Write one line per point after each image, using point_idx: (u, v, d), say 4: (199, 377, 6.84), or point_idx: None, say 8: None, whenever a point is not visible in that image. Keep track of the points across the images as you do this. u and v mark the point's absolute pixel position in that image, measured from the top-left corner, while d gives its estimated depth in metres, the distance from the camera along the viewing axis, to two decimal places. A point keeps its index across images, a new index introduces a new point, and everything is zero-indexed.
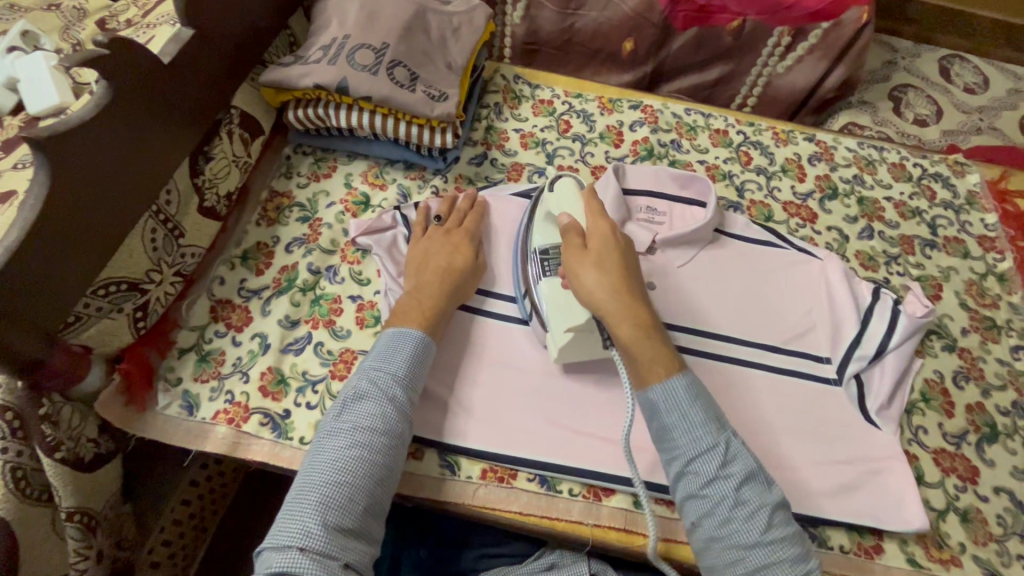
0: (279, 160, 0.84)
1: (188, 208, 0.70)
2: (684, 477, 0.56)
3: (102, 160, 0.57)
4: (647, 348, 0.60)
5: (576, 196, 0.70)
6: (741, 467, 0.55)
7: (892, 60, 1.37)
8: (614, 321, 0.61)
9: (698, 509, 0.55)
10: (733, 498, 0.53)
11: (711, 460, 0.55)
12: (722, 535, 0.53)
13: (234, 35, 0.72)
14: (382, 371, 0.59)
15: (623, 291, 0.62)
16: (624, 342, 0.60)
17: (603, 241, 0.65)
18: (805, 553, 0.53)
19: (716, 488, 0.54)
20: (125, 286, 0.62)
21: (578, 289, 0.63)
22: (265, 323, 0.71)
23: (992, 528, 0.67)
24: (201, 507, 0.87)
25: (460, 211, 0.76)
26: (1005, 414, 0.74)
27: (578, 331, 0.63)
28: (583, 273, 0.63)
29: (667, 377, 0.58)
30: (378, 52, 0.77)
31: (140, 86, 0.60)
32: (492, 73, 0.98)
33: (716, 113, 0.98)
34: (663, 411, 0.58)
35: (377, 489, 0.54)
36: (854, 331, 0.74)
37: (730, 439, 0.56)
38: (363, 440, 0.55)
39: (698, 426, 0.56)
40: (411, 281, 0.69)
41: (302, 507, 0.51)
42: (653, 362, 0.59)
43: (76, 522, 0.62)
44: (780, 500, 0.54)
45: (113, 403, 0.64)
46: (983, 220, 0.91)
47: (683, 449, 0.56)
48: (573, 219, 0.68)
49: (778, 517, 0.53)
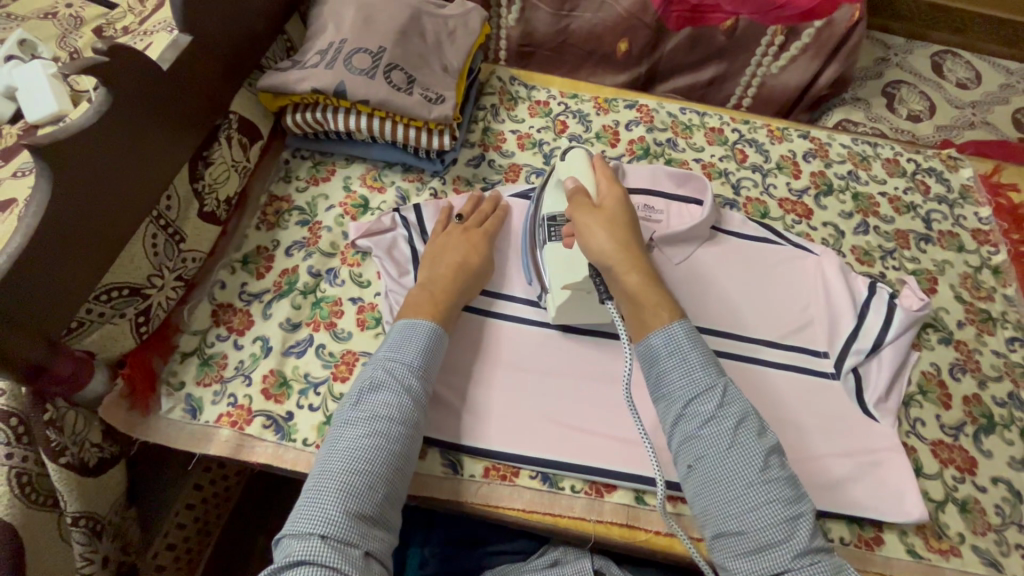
0: (278, 165, 0.85)
1: (188, 214, 0.70)
2: (681, 421, 0.57)
3: (103, 166, 0.57)
4: (651, 297, 0.62)
5: (586, 165, 0.71)
6: (738, 409, 0.55)
7: (885, 57, 1.38)
8: (622, 272, 0.62)
9: (692, 450, 0.55)
10: (729, 438, 0.54)
11: (707, 402, 0.56)
12: (715, 475, 0.53)
13: (231, 42, 0.73)
14: (397, 361, 0.60)
15: (627, 245, 0.64)
16: (631, 293, 0.62)
17: (611, 203, 0.67)
18: (799, 496, 0.53)
19: (711, 428, 0.55)
20: (127, 292, 0.63)
21: (586, 243, 0.64)
22: (267, 326, 0.71)
23: (990, 518, 0.67)
24: (206, 511, 0.88)
25: (483, 213, 0.77)
26: (1002, 405, 0.75)
27: (575, 290, 0.67)
28: (591, 228, 0.64)
29: (669, 326, 0.60)
30: (374, 56, 0.78)
31: (140, 92, 0.60)
32: (488, 75, 0.99)
33: (711, 112, 0.99)
34: (662, 358, 0.59)
35: (395, 477, 0.54)
36: (851, 325, 0.75)
37: (727, 384, 0.57)
38: (381, 428, 0.55)
39: (696, 369, 0.57)
40: (424, 273, 0.70)
41: (322, 495, 0.51)
42: (657, 308, 0.61)
43: (81, 526, 0.62)
44: (773, 445, 0.54)
45: (116, 407, 0.64)
46: (977, 214, 0.92)
47: (679, 391, 0.57)
48: (578, 182, 0.70)
49: (773, 461, 0.54)
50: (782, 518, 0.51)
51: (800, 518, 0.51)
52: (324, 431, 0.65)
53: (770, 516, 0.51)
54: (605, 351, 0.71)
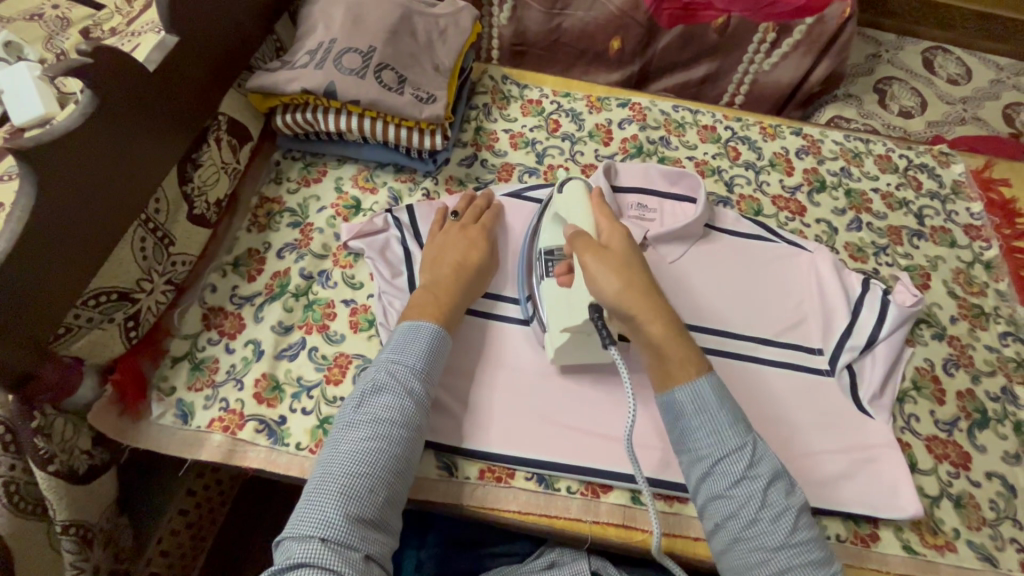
0: (269, 167, 0.84)
1: (177, 217, 0.69)
2: (708, 479, 0.55)
3: (90, 170, 0.56)
4: (675, 349, 0.58)
5: (584, 200, 0.68)
6: (769, 468, 0.54)
7: (876, 54, 1.38)
8: (646, 323, 0.58)
9: (722, 511, 0.54)
10: (760, 500, 0.53)
11: (738, 462, 0.54)
12: (746, 537, 0.53)
13: (219, 43, 0.72)
14: (399, 364, 0.59)
15: (644, 289, 0.60)
16: (655, 344, 0.59)
17: (618, 241, 0.63)
18: (826, 556, 0.53)
19: (743, 489, 0.53)
20: (115, 296, 0.62)
21: (600, 293, 0.59)
22: (258, 330, 0.70)
23: (985, 513, 0.67)
24: (200, 516, 0.87)
25: (478, 207, 0.77)
26: (995, 400, 0.75)
27: (574, 333, 0.63)
28: (602, 271, 0.59)
29: (695, 379, 0.57)
30: (364, 56, 0.77)
31: (127, 94, 0.59)
32: (480, 74, 0.98)
33: (704, 110, 0.99)
34: (689, 414, 0.57)
35: (396, 481, 0.54)
36: (845, 322, 0.75)
37: (757, 440, 0.56)
38: (382, 431, 0.55)
39: (726, 428, 0.55)
40: (425, 276, 0.69)
41: (323, 498, 0.50)
42: (682, 363, 0.58)
43: (71, 535, 0.62)
44: (802, 503, 0.54)
45: (105, 414, 0.63)
46: (968, 209, 0.92)
47: (708, 450, 0.56)
48: (577, 228, 0.66)
49: (802, 520, 0.53)
50: None
51: None
52: (317, 434, 0.65)
53: None
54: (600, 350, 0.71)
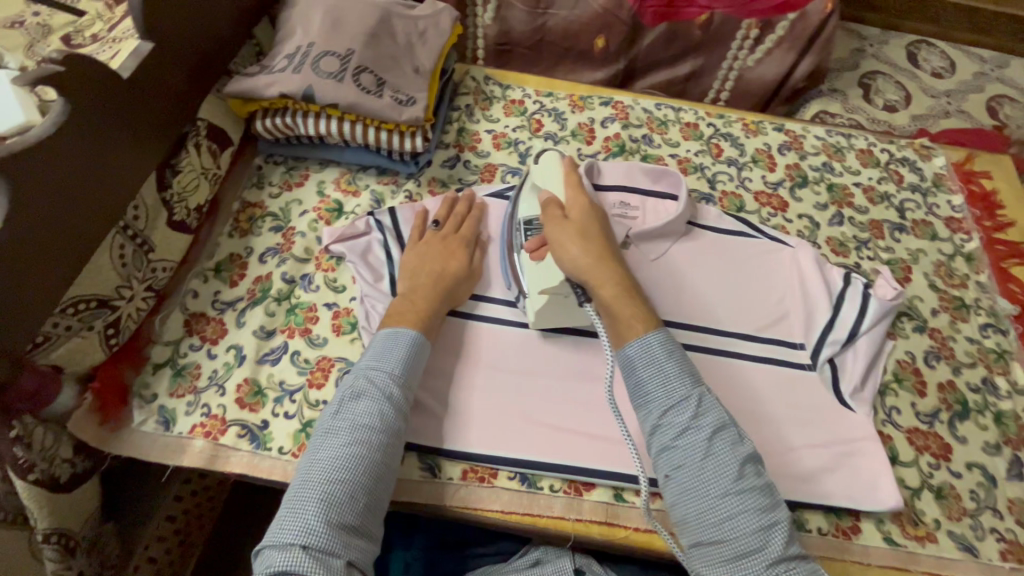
0: (250, 171, 0.84)
1: (156, 223, 0.69)
2: (658, 431, 0.57)
3: (64, 177, 0.56)
4: (627, 308, 0.62)
5: (557, 171, 0.73)
6: (713, 419, 0.56)
7: (861, 48, 1.39)
8: (595, 284, 0.63)
9: (671, 460, 0.56)
10: (704, 448, 0.55)
11: (683, 412, 0.57)
12: (693, 484, 0.54)
13: (196, 49, 0.72)
14: (378, 370, 0.59)
15: (602, 254, 0.64)
16: (605, 304, 0.63)
17: (579, 210, 0.68)
18: (773, 504, 0.54)
19: (687, 438, 0.56)
20: (94, 304, 0.62)
21: (558, 256, 0.65)
22: (240, 335, 0.70)
23: (965, 504, 0.68)
24: (187, 522, 0.87)
25: (459, 214, 0.76)
26: (975, 391, 0.76)
27: (552, 295, 0.67)
28: (562, 238, 0.65)
29: (645, 335, 0.60)
30: (342, 59, 0.77)
31: (101, 100, 0.59)
32: (462, 75, 0.98)
33: (686, 107, 0.99)
34: (639, 368, 0.60)
35: (377, 486, 0.54)
36: (827, 317, 0.75)
37: (704, 393, 0.58)
38: (361, 437, 0.55)
39: (672, 380, 0.58)
40: (404, 284, 0.69)
41: (303, 506, 0.51)
42: (631, 320, 0.62)
43: (53, 543, 0.63)
44: (750, 454, 0.56)
45: (87, 422, 0.63)
46: (949, 202, 0.93)
47: (657, 401, 0.58)
48: (551, 194, 0.71)
49: (749, 470, 0.55)
50: (759, 527, 0.52)
51: (776, 526, 0.53)
52: (300, 438, 0.65)
53: (747, 526, 0.52)
54: (582, 349, 0.71)
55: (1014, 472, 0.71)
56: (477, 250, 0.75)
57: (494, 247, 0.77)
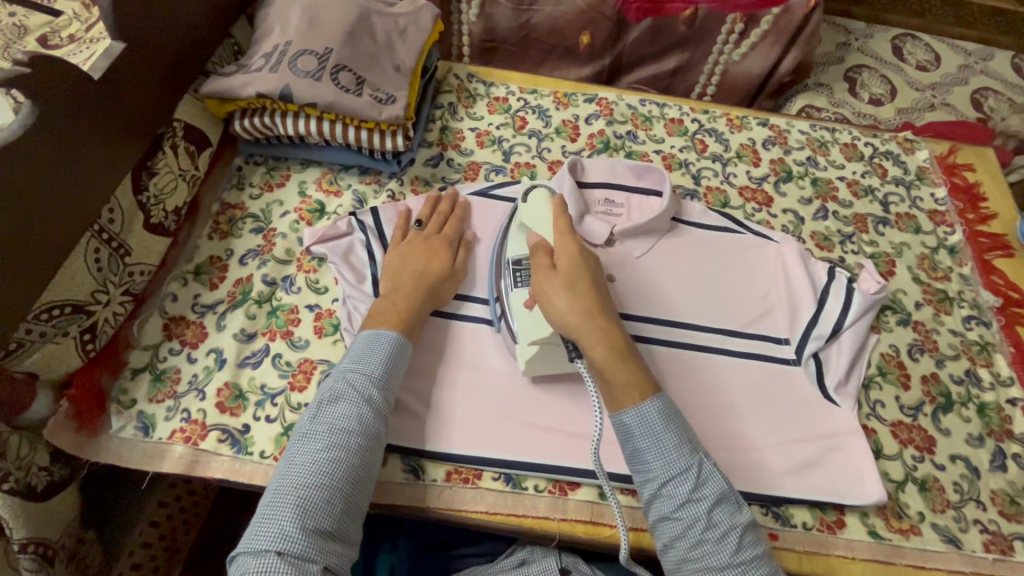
0: (230, 171, 0.83)
1: (132, 226, 0.68)
2: (657, 500, 0.56)
3: (34, 183, 0.55)
4: (623, 373, 0.58)
5: (546, 211, 0.68)
6: (713, 490, 0.55)
7: (847, 42, 1.39)
8: (588, 344, 0.59)
9: (669, 531, 0.55)
10: (704, 522, 0.54)
11: (684, 483, 0.55)
12: (693, 557, 0.54)
13: (170, 48, 0.71)
14: (357, 372, 0.59)
15: (596, 312, 0.60)
16: (598, 365, 0.58)
17: (570, 257, 0.63)
18: (771, 573, 0.54)
19: (687, 510, 0.54)
20: (69, 309, 0.61)
21: (548, 311, 0.60)
22: (220, 338, 0.69)
23: (948, 496, 0.68)
24: (172, 527, 0.86)
25: (442, 213, 0.76)
26: (959, 383, 0.76)
27: (543, 344, 0.63)
28: (553, 293, 0.60)
29: (641, 403, 0.57)
30: (321, 57, 0.76)
31: (71, 103, 0.58)
32: (445, 73, 0.98)
33: (671, 103, 0.99)
34: (636, 436, 0.57)
35: (355, 491, 0.54)
36: (811, 311, 0.75)
37: (703, 460, 0.56)
38: (339, 441, 0.54)
39: (671, 450, 0.56)
40: (386, 284, 0.69)
41: (279, 511, 0.50)
42: (626, 386, 0.58)
43: (30, 553, 0.61)
44: (749, 521, 0.55)
45: (63, 428, 0.62)
46: (933, 194, 0.93)
47: (656, 472, 0.56)
48: (540, 237, 0.66)
49: (748, 539, 0.54)
50: None
51: None
52: (281, 441, 0.64)
53: None
54: None
55: (997, 463, 0.71)
56: (460, 250, 0.74)
57: (477, 246, 0.76)
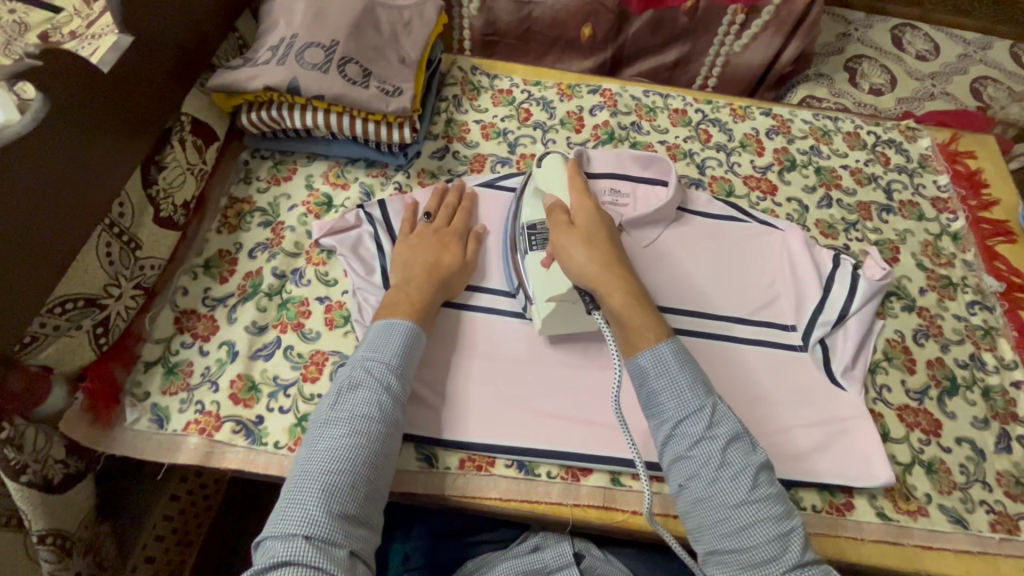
0: (237, 165, 0.83)
1: (143, 220, 0.69)
2: (671, 441, 0.56)
3: (46, 174, 0.55)
4: (638, 317, 0.60)
5: (561, 173, 0.71)
6: (728, 429, 0.55)
7: (846, 32, 1.39)
8: (605, 292, 0.61)
9: (685, 471, 0.55)
10: (719, 459, 0.54)
11: (698, 422, 0.56)
12: (709, 495, 0.54)
13: (176, 42, 0.71)
14: (375, 361, 0.59)
15: (610, 263, 0.63)
16: (614, 312, 0.61)
17: (585, 214, 0.66)
18: (789, 511, 0.54)
19: (702, 448, 0.55)
20: (83, 303, 0.61)
21: (565, 263, 0.63)
22: (232, 331, 0.70)
23: (955, 477, 0.69)
24: (186, 521, 0.87)
25: (449, 205, 0.76)
26: (963, 367, 0.77)
27: (560, 301, 0.66)
28: (569, 246, 0.63)
29: (657, 345, 0.59)
30: (327, 50, 0.76)
31: (80, 95, 0.58)
32: (448, 66, 0.98)
33: (674, 93, 0.99)
34: (652, 378, 0.58)
35: (377, 475, 0.54)
36: (817, 298, 0.76)
37: (717, 402, 0.57)
38: (360, 427, 0.55)
39: (685, 390, 0.57)
40: (397, 276, 0.69)
41: (304, 496, 0.50)
42: (641, 330, 0.60)
43: (49, 544, 0.63)
44: (764, 462, 0.55)
45: (78, 422, 0.62)
46: (935, 182, 0.94)
47: (671, 412, 0.57)
48: (555, 197, 0.69)
49: (763, 478, 0.54)
50: (775, 535, 0.52)
51: (792, 534, 0.52)
52: (296, 432, 0.65)
53: (765, 534, 0.52)
54: (576, 336, 0.71)
55: (1002, 445, 0.72)
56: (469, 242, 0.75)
57: (488, 237, 0.77)
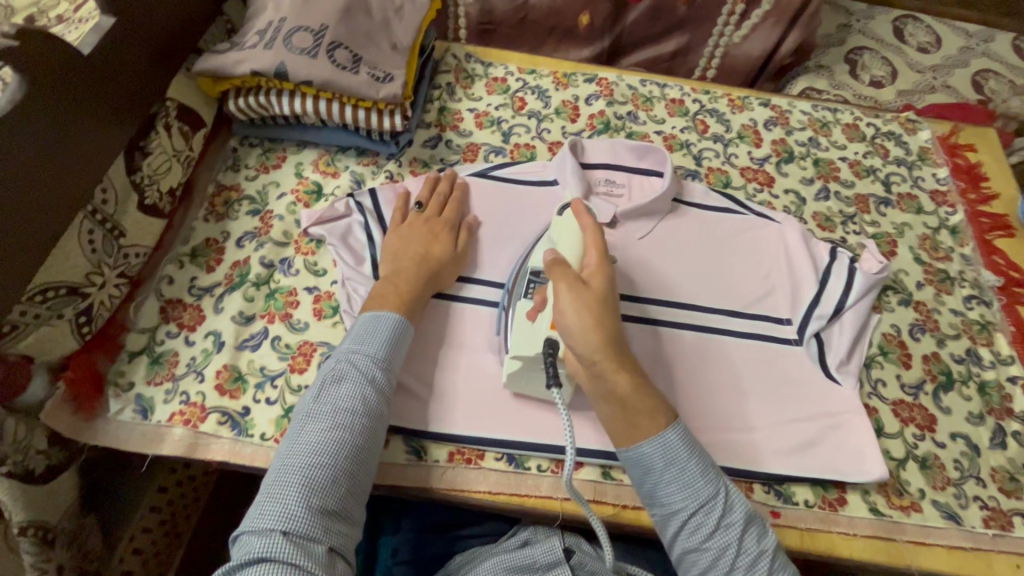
0: (225, 153, 0.81)
1: (127, 207, 0.67)
2: (682, 532, 0.54)
3: (26, 158, 0.54)
4: (643, 401, 0.56)
5: (575, 229, 0.65)
6: (741, 515, 0.54)
7: (847, 23, 1.37)
8: (610, 371, 0.56)
9: (698, 563, 0.54)
10: (735, 549, 0.53)
11: (712, 511, 0.54)
12: None
13: (159, 25, 0.69)
14: (361, 353, 0.58)
15: (617, 339, 0.57)
16: (620, 394, 0.56)
17: (597, 278, 0.60)
18: None
19: (717, 539, 0.53)
20: (65, 291, 0.60)
21: (565, 330, 0.57)
22: (218, 321, 0.69)
23: (949, 473, 0.69)
24: (173, 512, 0.86)
25: (442, 193, 0.75)
26: (959, 362, 0.76)
27: (527, 362, 0.61)
28: (573, 309, 0.57)
29: (664, 432, 0.55)
30: (316, 34, 0.75)
31: (58, 79, 0.57)
32: (442, 53, 0.96)
33: (672, 83, 0.97)
34: (659, 467, 0.55)
35: (359, 472, 0.53)
36: (813, 292, 0.75)
37: (728, 485, 0.55)
38: (343, 420, 0.54)
39: (697, 479, 0.54)
40: (386, 266, 0.68)
41: (283, 491, 0.50)
42: (649, 414, 0.56)
43: (30, 536, 0.61)
44: (776, 544, 0.55)
45: (60, 412, 0.61)
46: (934, 174, 0.93)
47: (683, 503, 0.54)
48: (560, 255, 0.63)
49: (777, 563, 0.54)
50: None
51: None
52: (282, 424, 0.64)
53: None
54: None
55: (997, 441, 0.71)
56: (461, 233, 0.73)
57: (480, 228, 0.75)
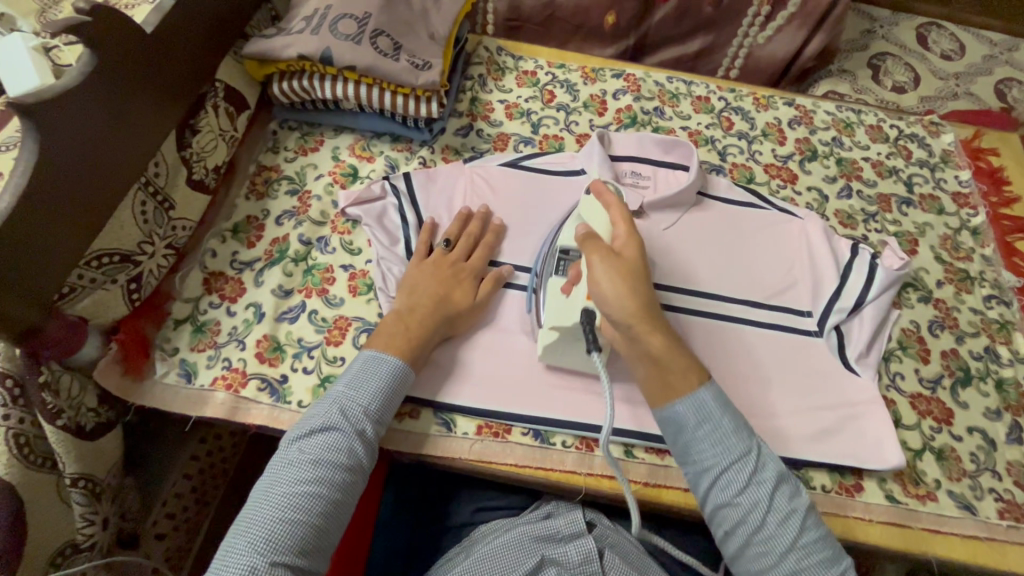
0: (265, 135, 0.85)
1: (176, 182, 0.71)
2: (714, 488, 0.56)
3: (94, 130, 0.58)
4: (677, 361, 0.58)
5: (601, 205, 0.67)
6: (773, 472, 0.56)
7: (871, 29, 1.38)
8: (645, 334, 0.58)
9: (730, 519, 0.55)
10: (767, 503, 0.55)
11: (744, 467, 0.56)
12: (756, 540, 0.54)
13: (212, 10, 0.72)
14: (353, 403, 0.59)
15: (650, 305, 0.59)
16: (655, 354, 0.58)
17: (630, 251, 0.62)
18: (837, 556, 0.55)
19: (748, 494, 0.55)
20: (118, 258, 0.63)
21: (596, 293, 0.59)
22: (259, 293, 0.71)
23: (964, 465, 0.70)
24: (203, 481, 0.90)
25: (472, 236, 0.73)
26: (978, 359, 0.77)
27: (563, 334, 0.63)
28: (606, 274, 0.59)
29: (696, 391, 0.58)
30: (360, 22, 0.78)
31: (121, 54, 0.60)
32: (475, 45, 0.99)
33: (698, 80, 0.99)
34: (693, 423, 0.57)
35: (329, 528, 0.54)
36: (834, 286, 0.77)
37: (760, 445, 0.57)
38: (323, 474, 0.54)
39: (730, 435, 0.56)
40: (400, 301, 0.67)
41: (251, 544, 0.50)
42: (683, 373, 0.58)
43: (80, 488, 0.63)
44: (808, 504, 0.56)
45: (111, 372, 0.65)
46: (957, 177, 0.94)
47: (715, 459, 0.56)
48: (590, 229, 0.65)
49: (810, 521, 0.55)
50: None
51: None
52: (319, 393, 0.66)
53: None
54: None
55: (1013, 436, 0.73)
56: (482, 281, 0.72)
57: (506, 214, 0.78)
